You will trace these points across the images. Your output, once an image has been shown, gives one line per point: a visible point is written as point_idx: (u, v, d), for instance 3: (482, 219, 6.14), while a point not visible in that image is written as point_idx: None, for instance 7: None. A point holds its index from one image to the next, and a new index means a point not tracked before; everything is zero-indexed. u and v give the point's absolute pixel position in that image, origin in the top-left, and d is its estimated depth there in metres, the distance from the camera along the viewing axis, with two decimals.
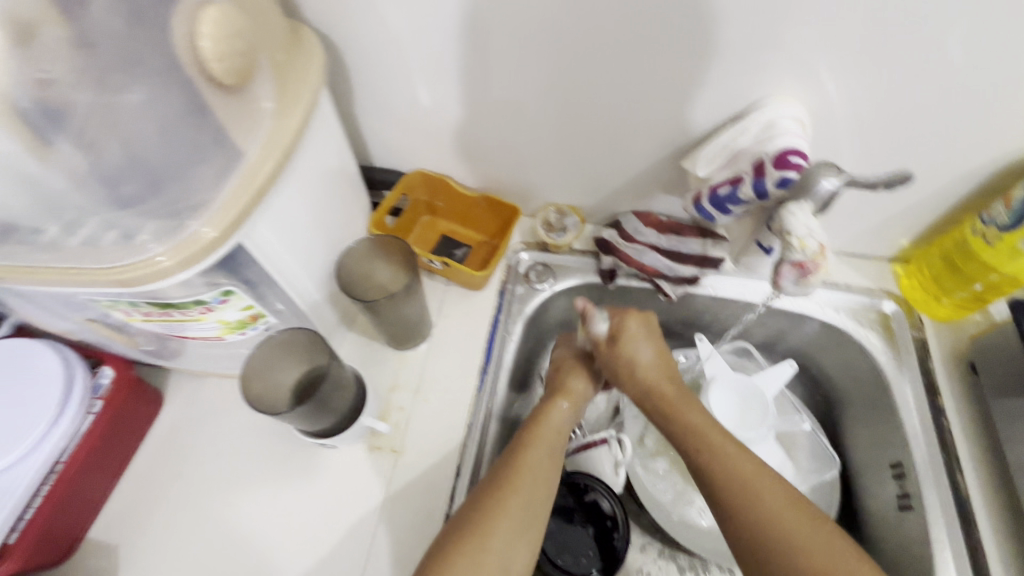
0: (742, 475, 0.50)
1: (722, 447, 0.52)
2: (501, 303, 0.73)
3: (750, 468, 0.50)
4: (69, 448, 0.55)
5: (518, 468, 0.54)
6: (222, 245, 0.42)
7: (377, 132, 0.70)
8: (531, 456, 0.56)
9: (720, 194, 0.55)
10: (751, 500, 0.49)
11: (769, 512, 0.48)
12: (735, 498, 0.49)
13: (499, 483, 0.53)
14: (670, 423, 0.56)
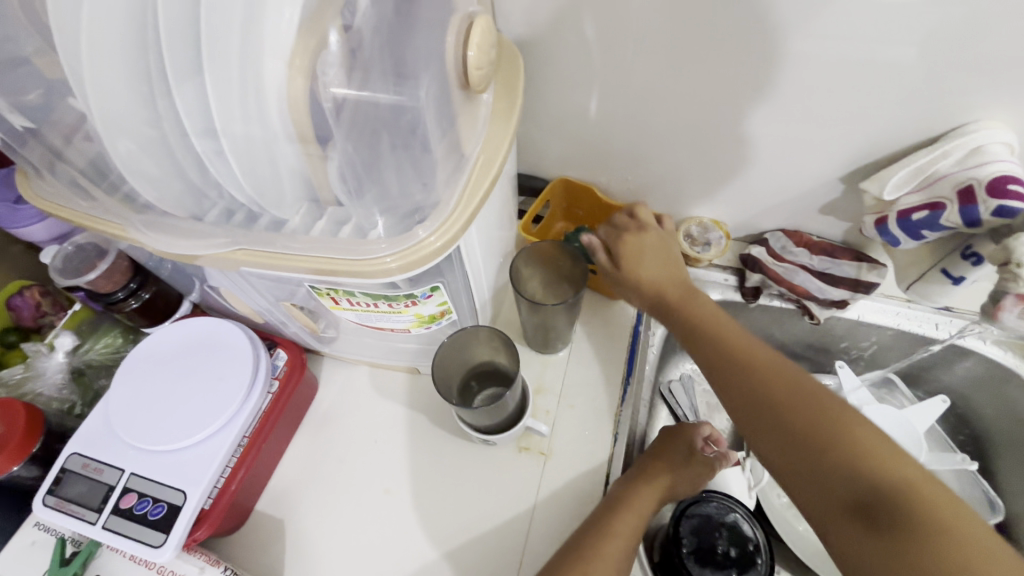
0: (776, 380, 0.48)
1: (726, 344, 0.52)
2: (640, 314, 0.72)
3: (739, 340, 0.52)
4: (253, 424, 0.58)
5: (594, 556, 0.51)
6: (448, 249, 0.43)
7: (532, 138, 0.72)
8: (610, 548, 0.52)
9: (914, 219, 0.54)
10: (748, 373, 0.49)
11: (774, 392, 0.47)
12: (746, 372, 0.49)
13: (598, 532, 0.54)
14: (672, 320, 0.57)
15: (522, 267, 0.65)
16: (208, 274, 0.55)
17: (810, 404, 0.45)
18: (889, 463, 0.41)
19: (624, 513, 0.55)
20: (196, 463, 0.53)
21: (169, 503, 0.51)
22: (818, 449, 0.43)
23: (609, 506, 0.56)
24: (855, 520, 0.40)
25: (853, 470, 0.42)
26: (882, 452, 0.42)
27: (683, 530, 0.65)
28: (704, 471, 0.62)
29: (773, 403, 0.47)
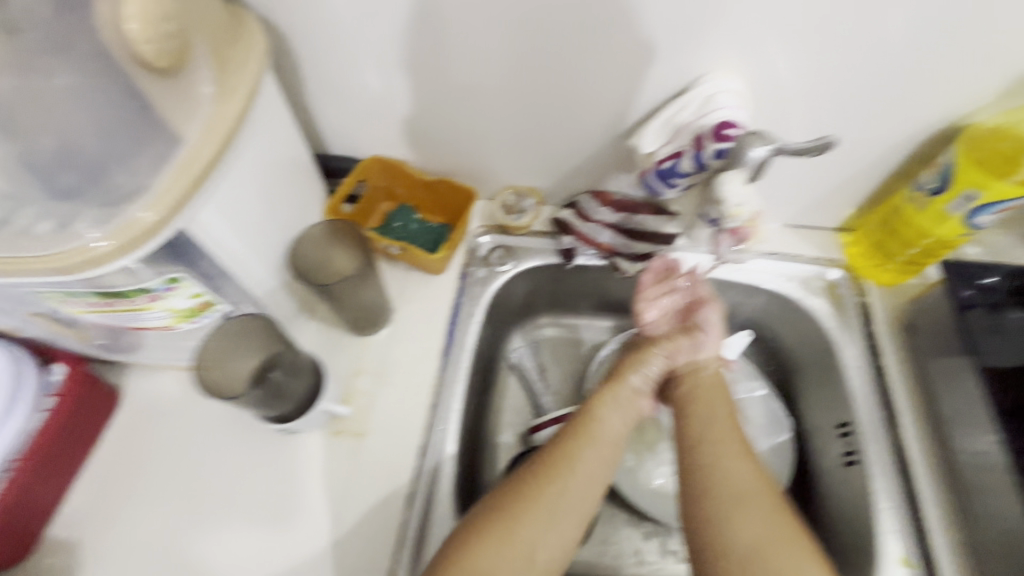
0: (740, 475, 0.56)
1: (733, 493, 0.54)
2: (462, 286, 0.74)
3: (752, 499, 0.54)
4: (23, 444, 0.55)
5: (529, 498, 0.55)
6: (165, 228, 0.42)
7: (331, 119, 0.70)
8: (586, 456, 0.59)
9: (664, 168, 0.57)
10: (730, 471, 0.56)
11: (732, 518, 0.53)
12: (728, 462, 0.57)
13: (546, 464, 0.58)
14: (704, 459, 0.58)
15: (296, 255, 0.62)
16: None
17: (713, 453, 0.58)
18: (746, 485, 0.55)
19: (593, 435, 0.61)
20: None
21: None
22: (705, 474, 0.56)
23: (580, 432, 0.61)
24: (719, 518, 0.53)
25: (737, 508, 0.53)
26: (739, 491, 0.54)
27: None
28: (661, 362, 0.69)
29: (731, 511, 0.53)
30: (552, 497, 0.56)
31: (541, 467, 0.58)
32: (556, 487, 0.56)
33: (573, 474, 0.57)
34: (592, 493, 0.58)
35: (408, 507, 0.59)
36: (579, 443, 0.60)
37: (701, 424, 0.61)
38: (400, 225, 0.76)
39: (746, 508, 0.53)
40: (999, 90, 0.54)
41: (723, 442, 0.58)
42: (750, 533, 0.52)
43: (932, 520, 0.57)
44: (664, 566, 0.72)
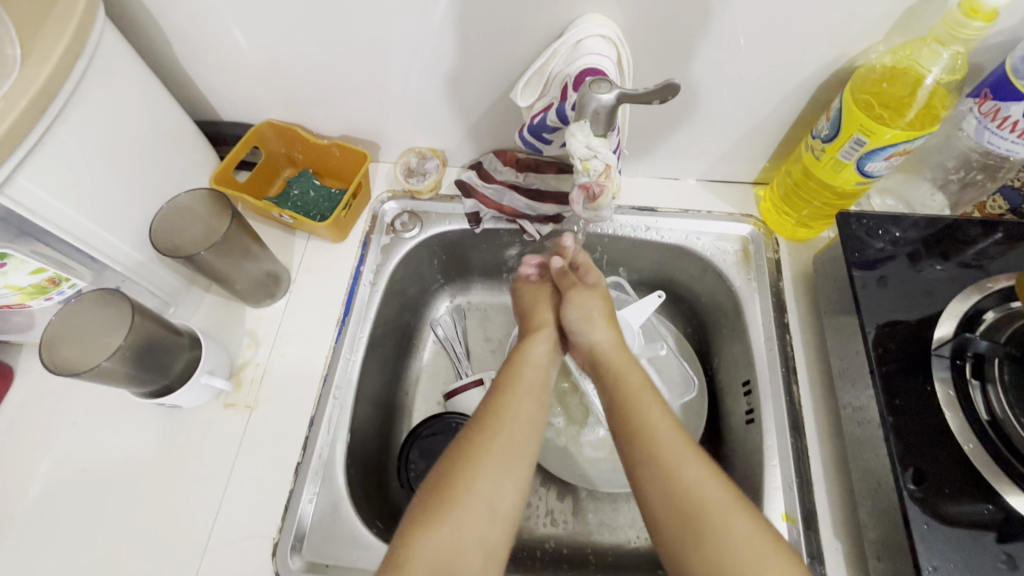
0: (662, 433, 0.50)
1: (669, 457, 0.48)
2: (364, 253, 0.71)
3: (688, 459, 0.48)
4: None
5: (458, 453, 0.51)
6: None
7: (212, 83, 0.67)
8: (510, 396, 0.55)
9: (535, 124, 0.53)
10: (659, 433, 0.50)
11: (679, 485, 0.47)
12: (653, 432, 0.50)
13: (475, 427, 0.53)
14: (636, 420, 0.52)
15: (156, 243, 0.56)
16: None
17: (639, 412, 0.52)
18: (677, 445, 0.49)
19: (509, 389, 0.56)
20: None
21: None
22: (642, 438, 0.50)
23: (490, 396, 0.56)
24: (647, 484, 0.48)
25: (665, 460, 0.48)
26: (669, 446, 0.49)
27: (414, 456, 0.68)
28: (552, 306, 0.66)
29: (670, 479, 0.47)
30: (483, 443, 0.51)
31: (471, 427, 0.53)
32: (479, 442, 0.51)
33: (503, 438, 0.52)
34: (531, 439, 0.53)
35: (295, 476, 0.59)
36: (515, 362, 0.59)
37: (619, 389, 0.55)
38: (298, 193, 0.73)
39: (677, 461, 0.48)
40: (888, 25, 0.51)
41: (634, 393, 0.53)
42: (680, 488, 0.47)
43: (817, 475, 0.57)
44: (575, 526, 0.73)
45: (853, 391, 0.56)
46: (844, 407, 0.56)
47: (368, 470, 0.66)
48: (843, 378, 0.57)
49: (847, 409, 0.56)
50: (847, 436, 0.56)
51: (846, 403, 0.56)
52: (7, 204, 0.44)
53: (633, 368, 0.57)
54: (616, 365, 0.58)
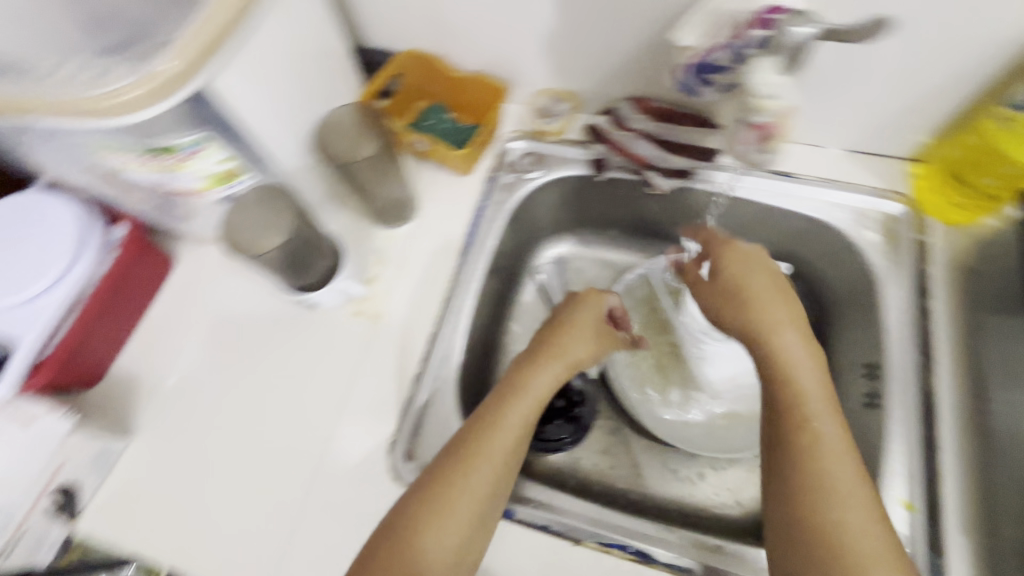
0: (827, 445, 0.47)
1: (823, 479, 0.46)
2: (488, 190, 0.73)
3: (852, 481, 0.46)
4: (89, 290, 0.62)
5: (440, 488, 0.51)
6: (191, 82, 0.45)
7: (369, 7, 0.69)
8: (505, 419, 0.56)
9: (698, 61, 0.51)
10: (817, 443, 0.47)
11: (830, 488, 0.45)
12: (817, 458, 0.47)
13: (460, 450, 0.54)
14: (796, 434, 0.48)
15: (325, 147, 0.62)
16: (25, 152, 0.60)
17: (811, 430, 0.48)
18: (837, 449, 0.47)
19: (499, 425, 0.56)
20: (28, 317, 0.58)
21: (3, 352, 0.57)
22: (806, 431, 0.48)
23: (482, 416, 0.57)
24: (793, 482, 0.47)
25: (813, 455, 0.47)
26: (831, 462, 0.46)
27: None
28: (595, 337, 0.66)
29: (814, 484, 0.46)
30: (467, 469, 0.52)
31: (458, 453, 0.53)
32: (462, 467, 0.52)
33: (483, 465, 0.53)
34: (507, 469, 0.54)
35: (413, 385, 0.63)
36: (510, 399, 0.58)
37: (782, 381, 0.51)
38: (430, 124, 0.75)
39: (835, 485, 0.46)
40: None
41: (807, 393, 0.50)
42: (827, 491, 0.45)
43: (949, 468, 0.54)
44: (660, 484, 0.73)
45: None
46: None
47: (471, 395, 0.70)
48: None
49: None
50: None
51: None
52: (215, 94, 0.48)
53: (811, 372, 0.51)
54: (780, 363, 0.51)
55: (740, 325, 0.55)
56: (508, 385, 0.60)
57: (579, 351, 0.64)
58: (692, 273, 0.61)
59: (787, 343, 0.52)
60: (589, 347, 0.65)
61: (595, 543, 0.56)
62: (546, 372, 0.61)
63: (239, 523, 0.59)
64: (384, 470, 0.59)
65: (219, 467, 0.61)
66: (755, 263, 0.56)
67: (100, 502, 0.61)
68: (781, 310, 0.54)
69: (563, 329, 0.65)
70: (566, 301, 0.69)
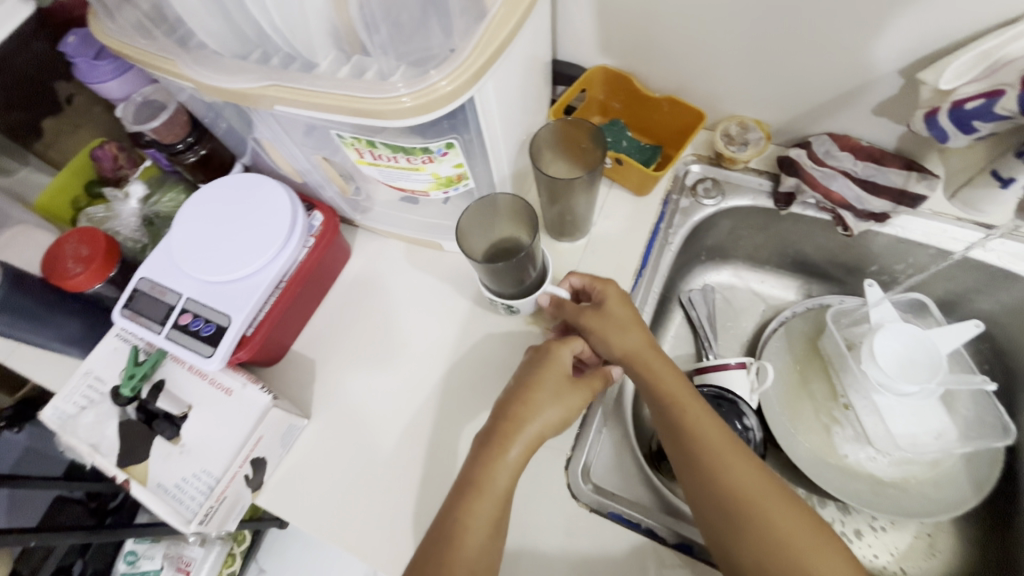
0: (711, 450, 0.52)
1: (753, 509, 0.50)
2: (664, 212, 0.73)
3: (732, 493, 0.50)
4: (290, 272, 0.64)
5: (473, 496, 0.50)
6: (467, 91, 0.46)
7: (573, 22, 0.70)
8: (528, 430, 0.52)
9: (965, 109, 0.49)
10: (724, 461, 0.52)
11: (779, 531, 0.49)
12: (715, 462, 0.52)
13: (488, 448, 0.52)
14: (690, 443, 0.53)
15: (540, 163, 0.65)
16: (251, 136, 0.63)
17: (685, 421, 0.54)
18: (757, 488, 0.50)
19: (474, 503, 0.50)
20: (241, 294, 0.61)
21: (218, 324, 0.60)
22: (714, 481, 0.51)
23: (462, 488, 0.51)
24: (722, 519, 0.51)
25: (759, 507, 0.50)
26: (756, 492, 0.50)
27: None
28: (573, 384, 0.55)
29: (751, 508, 0.50)
30: (457, 545, 0.49)
31: (441, 532, 0.50)
32: (489, 468, 0.51)
33: (472, 540, 0.49)
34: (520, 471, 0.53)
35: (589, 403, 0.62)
36: (525, 401, 0.54)
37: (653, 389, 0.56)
38: (611, 140, 0.75)
39: (764, 513, 0.49)
40: None
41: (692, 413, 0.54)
42: (760, 520, 0.49)
43: None
44: None
45: None
46: None
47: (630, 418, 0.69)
48: None
49: None
50: None
51: None
52: (475, 103, 0.49)
53: (670, 372, 0.56)
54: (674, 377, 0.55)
55: (617, 354, 0.57)
56: (487, 449, 0.52)
57: (547, 415, 0.53)
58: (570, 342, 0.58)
59: (656, 361, 0.56)
60: (575, 403, 0.55)
61: None
62: (516, 451, 0.52)
63: (411, 516, 0.60)
64: (562, 484, 0.58)
65: (393, 457, 0.63)
66: (614, 314, 0.58)
67: (281, 475, 0.63)
68: (655, 357, 0.56)
69: (536, 388, 0.54)
70: (536, 359, 0.57)
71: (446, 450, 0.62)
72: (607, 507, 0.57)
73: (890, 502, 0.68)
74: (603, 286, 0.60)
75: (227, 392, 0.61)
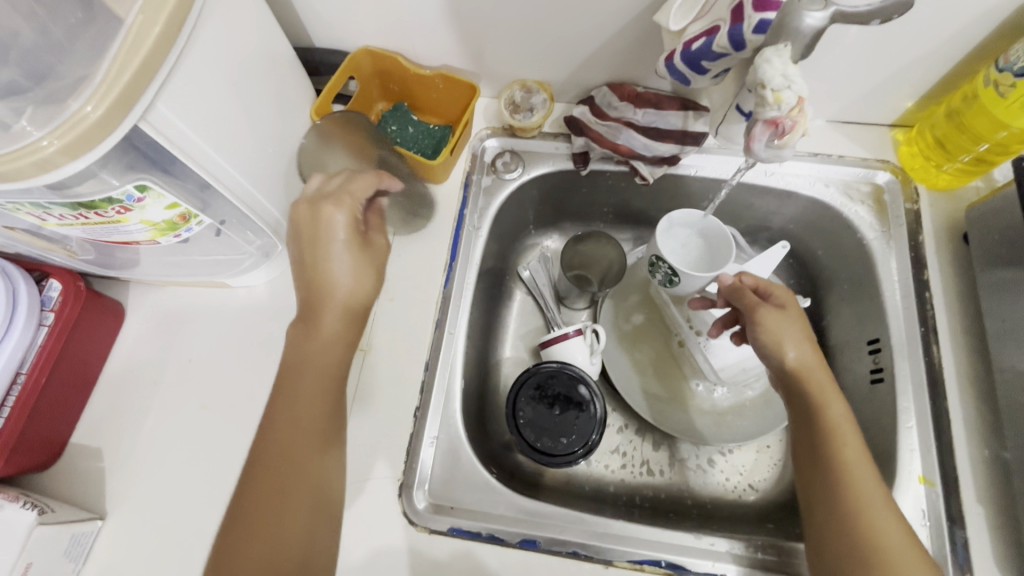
0: (845, 445, 0.48)
1: (860, 499, 0.46)
2: (466, 196, 0.68)
3: (858, 486, 0.47)
4: (28, 361, 0.54)
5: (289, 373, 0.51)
6: (117, 123, 0.37)
7: (312, 5, 0.61)
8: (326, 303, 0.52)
9: (692, 50, 0.47)
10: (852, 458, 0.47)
11: (859, 507, 0.46)
12: (840, 461, 0.47)
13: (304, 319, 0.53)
14: (817, 442, 0.49)
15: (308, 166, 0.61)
16: None
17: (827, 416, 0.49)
18: (871, 484, 0.47)
19: (289, 385, 0.51)
20: None
21: None
22: (843, 482, 0.47)
23: (272, 430, 0.50)
24: (829, 519, 0.47)
25: (859, 506, 0.46)
26: (867, 495, 0.46)
27: (522, 404, 0.65)
28: (360, 243, 0.54)
29: (854, 501, 0.46)
30: (289, 460, 0.49)
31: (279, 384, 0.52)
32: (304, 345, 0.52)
33: (293, 443, 0.50)
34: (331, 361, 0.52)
35: (415, 420, 0.58)
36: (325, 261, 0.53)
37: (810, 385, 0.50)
38: (396, 129, 0.69)
39: (871, 508, 0.46)
40: None
41: (828, 407, 0.49)
42: (858, 506, 0.46)
43: (959, 439, 0.55)
44: (672, 476, 0.72)
45: (1017, 352, 0.52)
46: (1001, 370, 0.54)
47: (471, 415, 0.67)
48: (1000, 338, 0.54)
49: (1005, 372, 0.53)
50: (1001, 400, 0.53)
51: (1004, 366, 0.54)
52: (149, 132, 0.41)
53: (823, 370, 0.50)
54: (811, 369, 0.50)
55: (783, 363, 0.51)
56: (302, 331, 0.52)
57: (339, 296, 0.52)
58: (308, 193, 0.54)
59: (817, 369, 0.50)
60: (369, 261, 0.54)
61: (625, 561, 0.54)
62: (331, 319, 0.52)
63: None
64: (397, 513, 0.55)
65: (212, 535, 0.56)
66: (797, 323, 0.51)
67: None
68: (825, 376, 0.50)
69: (313, 252, 0.52)
70: (306, 234, 0.52)
71: None
72: (446, 524, 0.55)
73: (729, 430, 0.73)
74: (782, 291, 0.54)
75: None
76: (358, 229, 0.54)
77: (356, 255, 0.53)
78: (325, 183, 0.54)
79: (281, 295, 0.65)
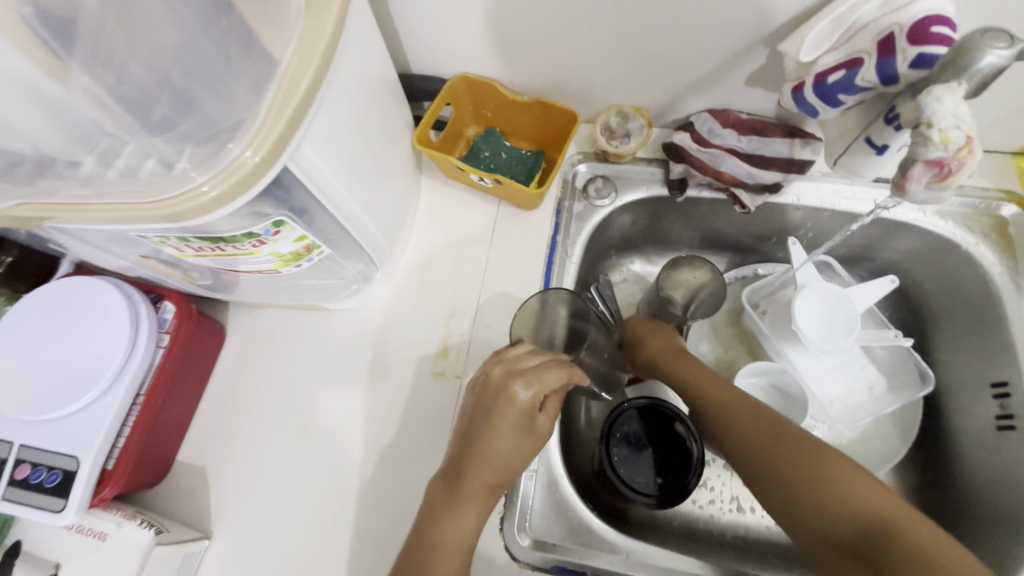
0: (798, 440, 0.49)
1: (817, 468, 0.47)
2: (559, 223, 0.68)
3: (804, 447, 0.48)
4: (146, 382, 0.56)
5: (458, 486, 0.49)
6: (272, 166, 0.37)
7: (417, 34, 0.62)
8: (495, 440, 0.49)
9: (829, 82, 0.45)
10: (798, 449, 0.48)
11: (825, 479, 0.46)
12: (789, 461, 0.48)
13: (467, 443, 0.50)
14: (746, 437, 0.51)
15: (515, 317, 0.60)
16: (56, 242, 0.52)
17: (741, 420, 0.52)
18: (821, 455, 0.47)
19: (457, 494, 0.49)
20: (87, 426, 0.52)
21: (64, 469, 0.51)
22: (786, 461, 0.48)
23: (425, 525, 0.49)
24: (794, 502, 0.47)
25: (819, 474, 0.46)
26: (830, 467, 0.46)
27: (614, 440, 0.64)
28: (523, 438, 0.50)
29: (809, 473, 0.47)
30: (434, 564, 0.47)
31: (444, 493, 0.49)
32: (484, 446, 0.49)
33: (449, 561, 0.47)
34: (508, 474, 0.50)
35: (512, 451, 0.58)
36: (498, 406, 0.49)
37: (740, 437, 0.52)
38: (489, 155, 0.69)
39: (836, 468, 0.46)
40: None
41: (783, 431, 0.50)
42: (827, 487, 0.45)
43: None
44: (765, 515, 0.69)
45: None
46: None
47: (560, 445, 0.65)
48: None
49: None
50: None
51: None
52: (294, 170, 0.41)
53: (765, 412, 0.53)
54: (754, 420, 0.52)
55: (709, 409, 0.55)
56: (450, 479, 0.49)
57: (524, 455, 0.50)
58: (505, 358, 0.52)
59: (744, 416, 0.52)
60: (527, 449, 0.50)
61: None
62: (474, 502, 0.49)
63: None
64: (499, 548, 0.54)
65: (313, 561, 0.56)
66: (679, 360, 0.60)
67: None
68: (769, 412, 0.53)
69: (485, 426, 0.49)
70: (485, 403, 0.50)
71: (368, 541, 0.56)
72: (552, 561, 0.54)
73: None
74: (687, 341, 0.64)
75: (101, 537, 0.52)
76: (529, 417, 0.50)
77: (525, 445, 0.50)
78: (525, 357, 0.53)
79: (375, 319, 0.65)
